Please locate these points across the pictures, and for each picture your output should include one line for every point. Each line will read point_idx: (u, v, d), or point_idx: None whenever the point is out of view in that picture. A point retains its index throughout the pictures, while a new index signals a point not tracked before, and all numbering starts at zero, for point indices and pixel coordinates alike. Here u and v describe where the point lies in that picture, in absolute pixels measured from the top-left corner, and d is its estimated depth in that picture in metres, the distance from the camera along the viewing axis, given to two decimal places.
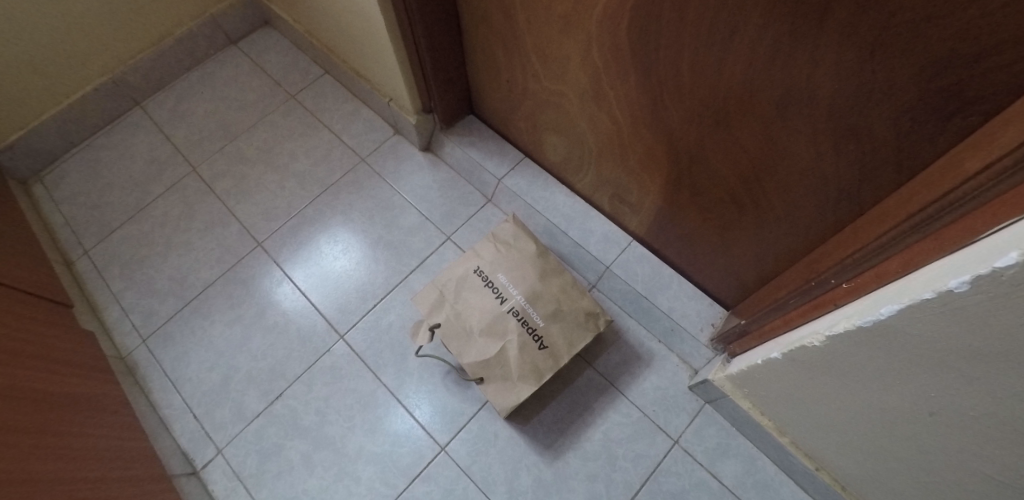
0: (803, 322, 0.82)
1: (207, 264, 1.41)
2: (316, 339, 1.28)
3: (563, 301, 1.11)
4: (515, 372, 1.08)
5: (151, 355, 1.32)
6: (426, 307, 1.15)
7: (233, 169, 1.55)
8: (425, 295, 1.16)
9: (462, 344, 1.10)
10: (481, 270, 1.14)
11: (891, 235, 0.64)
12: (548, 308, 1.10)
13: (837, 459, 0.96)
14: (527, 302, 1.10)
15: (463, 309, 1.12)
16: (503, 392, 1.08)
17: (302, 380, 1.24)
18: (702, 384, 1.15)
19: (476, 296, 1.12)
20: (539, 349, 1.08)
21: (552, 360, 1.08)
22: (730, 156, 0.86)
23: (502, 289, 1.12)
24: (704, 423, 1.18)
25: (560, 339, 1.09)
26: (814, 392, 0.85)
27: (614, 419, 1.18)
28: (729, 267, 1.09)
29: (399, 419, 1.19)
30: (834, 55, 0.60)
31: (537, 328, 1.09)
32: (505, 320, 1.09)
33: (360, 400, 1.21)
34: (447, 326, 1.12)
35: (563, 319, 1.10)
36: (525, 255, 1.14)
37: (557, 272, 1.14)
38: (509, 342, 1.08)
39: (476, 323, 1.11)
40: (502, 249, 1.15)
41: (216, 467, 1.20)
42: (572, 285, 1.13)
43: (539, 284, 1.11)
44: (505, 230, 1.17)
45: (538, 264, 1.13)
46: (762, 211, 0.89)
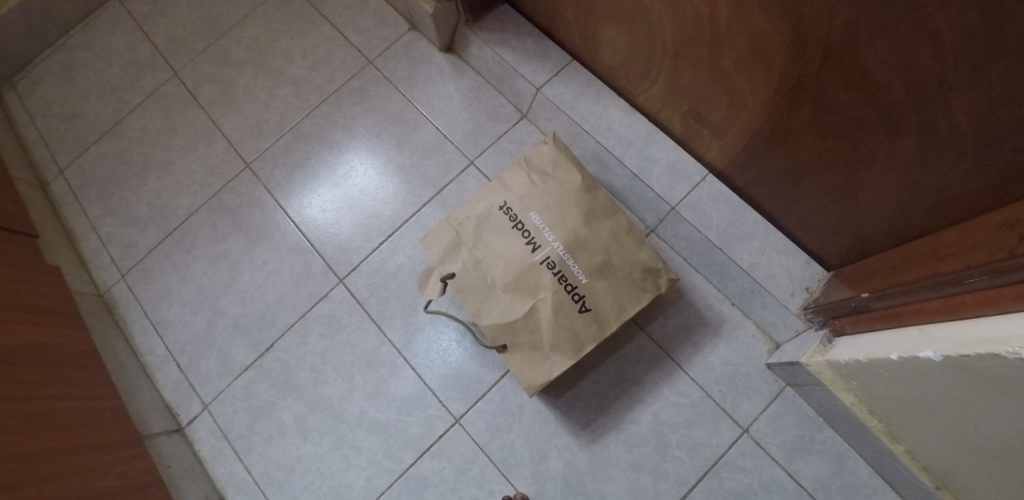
0: (995, 315, 0.54)
1: (189, 189, 1.21)
2: (312, 283, 1.08)
3: (614, 251, 0.85)
4: (548, 341, 0.84)
5: (131, 293, 1.16)
6: (437, 252, 0.91)
7: (219, 74, 1.29)
8: (436, 236, 0.91)
9: (482, 302, 0.87)
10: (508, 207, 0.88)
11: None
12: (594, 261, 0.84)
13: (985, 493, 0.69)
14: (566, 251, 0.84)
15: (483, 256, 0.88)
16: (532, 365, 0.85)
17: (295, 331, 1.06)
18: (789, 366, 0.89)
19: (501, 240, 0.87)
20: (580, 312, 0.84)
21: (596, 328, 0.84)
22: (897, 51, 0.55)
23: (534, 233, 0.86)
24: (782, 410, 0.94)
25: (608, 301, 0.84)
26: (982, 417, 0.57)
27: (668, 398, 0.95)
28: (851, 215, 0.80)
29: (406, 383, 1.00)
30: None
31: (579, 286, 0.84)
32: (537, 274, 0.85)
33: (361, 357, 1.02)
34: (464, 278, 0.88)
35: (613, 276, 0.84)
36: (566, 190, 0.87)
37: (608, 213, 0.86)
38: (541, 302, 0.84)
39: (499, 276, 0.86)
40: (537, 181, 0.88)
41: (202, 424, 1.05)
42: (627, 231, 0.86)
43: (584, 228, 0.85)
44: (541, 156, 0.89)
45: (583, 202, 0.86)
46: (932, 139, 0.59)
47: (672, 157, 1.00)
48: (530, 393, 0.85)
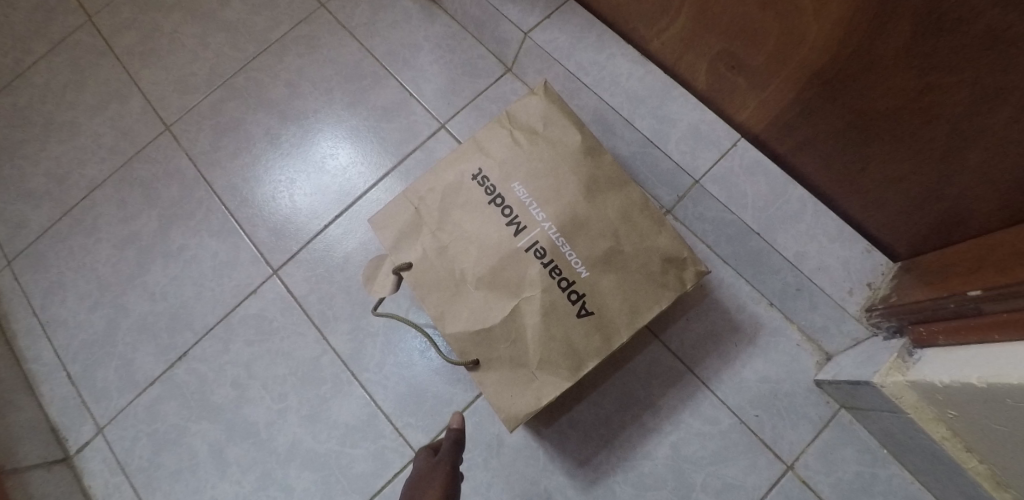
0: None
1: (95, 156, 0.97)
2: (239, 275, 0.85)
3: (624, 235, 0.63)
4: (535, 357, 0.63)
5: (16, 284, 0.92)
6: (390, 237, 0.69)
7: (139, 17, 1.04)
8: (388, 216, 0.69)
9: (448, 304, 0.65)
10: (484, 176, 0.66)
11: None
12: (597, 248, 0.62)
13: None
14: (560, 235, 0.62)
15: (450, 241, 0.66)
16: (515, 389, 0.63)
17: (215, 335, 0.83)
18: (851, 387, 0.68)
19: (474, 220, 0.65)
20: (580, 318, 0.62)
21: (601, 339, 0.63)
22: None
23: (518, 210, 0.64)
24: (835, 441, 0.73)
25: (616, 303, 0.62)
26: None
27: (690, 426, 0.74)
28: (945, 186, 0.58)
29: (354, 405, 0.77)
30: None
31: (578, 282, 0.62)
32: (521, 266, 0.63)
33: (297, 371, 0.80)
34: (425, 270, 0.66)
35: (623, 269, 0.63)
36: (561, 154, 0.65)
37: (616, 185, 0.64)
38: (526, 303, 0.63)
39: (471, 268, 0.64)
40: (522, 141, 0.66)
41: (95, 452, 0.82)
42: (642, 209, 0.64)
43: (584, 204, 0.63)
44: (530, 109, 0.67)
45: (584, 169, 0.64)
46: None
47: (695, 118, 0.78)
48: (510, 428, 0.63)
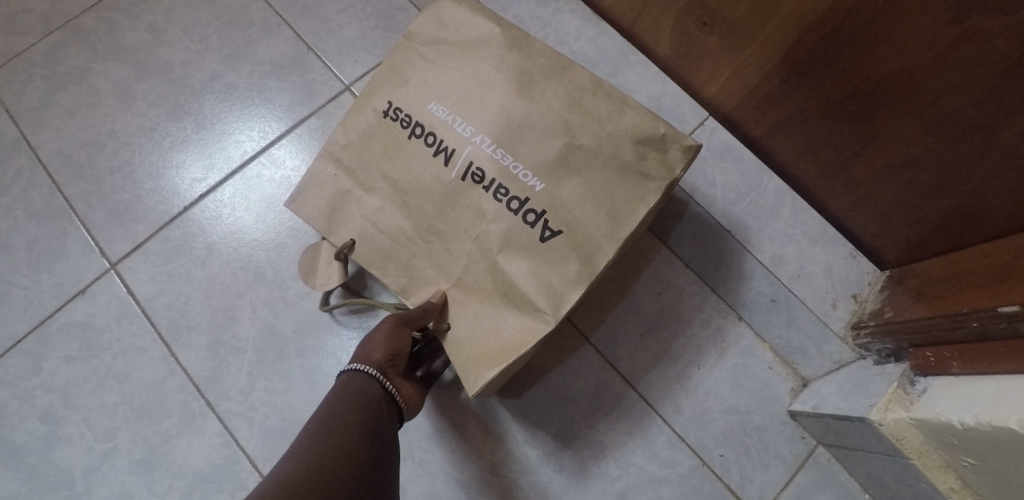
0: None
1: None
2: (61, 270, 0.64)
3: (579, 126, 0.46)
4: (497, 301, 0.47)
5: None
6: (319, 219, 0.52)
7: None
8: (309, 199, 0.52)
9: (404, 271, 0.51)
10: (396, 109, 0.50)
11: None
12: (549, 151, 0.46)
13: None
14: (498, 147, 0.47)
15: (394, 196, 0.50)
16: (478, 344, 0.47)
17: (22, 349, 0.62)
18: (838, 422, 0.53)
19: (401, 165, 0.50)
20: (544, 241, 0.45)
21: (579, 263, 0.45)
22: None
23: (441, 134, 0.49)
24: (812, 489, 0.58)
25: (589, 215, 0.45)
26: None
27: (640, 469, 0.59)
28: (963, 168, 0.47)
29: (207, 444, 0.59)
30: None
31: (533, 199, 0.46)
32: (463, 203, 0.48)
33: (132, 399, 0.60)
34: (370, 243, 0.51)
35: (588, 169, 0.46)
36: (480, 56, 0.49)
37: (555, 72, 0.48)
38: (476, 246, 0.48)
39: (420, 223, 0.49)
40: (432, 58, 0.50)
41: None
42: (593, 91, 0.47)
43: (518, 104, 0.47)
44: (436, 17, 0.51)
45: (511, 63, 0.48)
46: None
47: (655, 90, 0.65)
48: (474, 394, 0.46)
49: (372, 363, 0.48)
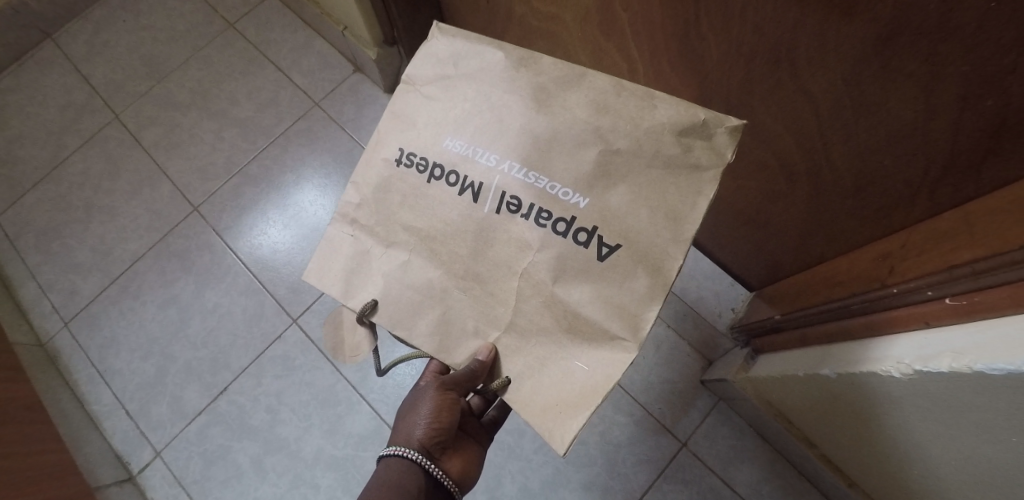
0: (872, 335, 0.61)
1: (134, 233, 1.18)
2: (265, 325, 1.09)
3: (608, 130, 0.48)
4: (563, 338, 0.48)
5: (76, 341, 1.13)
6: (337, 282, 0.56)
7: (162, 116, 1.27)
8: (323, 261, 0.57)
9: (438, 323, 0.52)
10: (408, 154, 0.55)
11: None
12: (585, 164, 0.48)
13: (876, 480, 0.75)
14: (528, 170, 0.50)
15: (413, 242, 0.54)
16: (554, 393, 0.48)
17: (249, 373, 1.07)
18: (718, 382, 0.95)
19: (427, 208, 0.53)
20: (603, 259, 0.47)
21: (648, 275, 0.47)
22: (786, 109, 0.61)
23: (464, 170, 0.52)
24: (716, 423, 1.00)
25: (644, 223, 0.47)
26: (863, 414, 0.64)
27: (613, 418, 1.02)
28: (765, 244, 0.87)
29: (362, 418, 1.02)
30: None
31: (579, 219, 0.48)
32: (501, 234, 0.51)
33: (317, 395, 1.04)
34: (393, 300, 0.54)
35: (630, 173, 0.47)
36: (489, 84, 0.53)
37: (570, 82, 0.50)
38: (525, 282, 0.49)
39: (456, 271, 0.52)
40: (436, 95, 0.55)
41: (154, 472, 1.04)
42: (616, 94, 0.49)
43: (540, 122, 0.50)
44: (432, 59, 0.56)
45: (524, 82, 0.52)
46: (823, 182, 0.65)
47: None
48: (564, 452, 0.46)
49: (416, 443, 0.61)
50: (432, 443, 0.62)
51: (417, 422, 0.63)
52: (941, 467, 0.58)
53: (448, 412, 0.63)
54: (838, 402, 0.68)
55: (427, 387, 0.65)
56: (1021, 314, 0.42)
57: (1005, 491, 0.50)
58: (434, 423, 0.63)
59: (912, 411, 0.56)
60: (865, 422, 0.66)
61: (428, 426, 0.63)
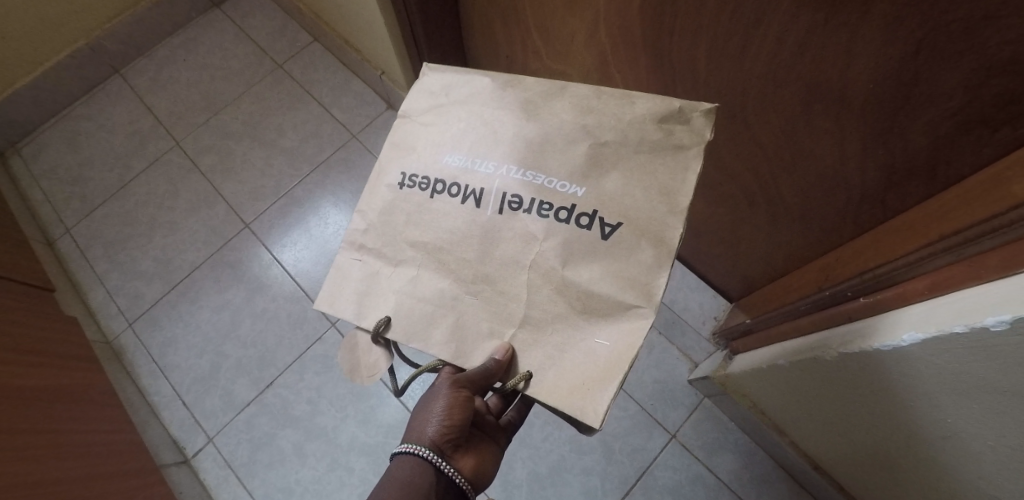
0: (814, 331, 0.77)
1: (193, 246, 1.36)
2: (307, 328, 1.26)
3: (596, 127, 0.52)
4: (578, 319, 0.50)
5: (138, 340, 1.29)
6: (349, 306, 0.58)
7: (218, 144, 1.45)
8: (334, 289, 0.59)
9: (452, 329, 0.54)
10: (410, 176, 0.59)
11: (992, 222, 0.48)
12: (577, 158, 0.52)
13: (833, 458, 0.89)
14: (525, 170, 0.53)
15: (421, 254, 0.56)
16: (578, 372, 0.49)
17: (293, 369, 1.23)
18: (702, 379, 1.11)
19: (433, 223, 0.56)
20: (608, 238, 0.50)
21: (652, 246, 0.49)
22: (744, 153, 0.78)
23: (465, 181, 0.56)
24: (701, 418, 1.14)
25: (641, 202, 0.50)
26: (813, 397, 0.79)
27: (611, 412, 1.16)
28: (738, 261, 1.03)
29: (392, 409, 1.18)
30: (874, 71, 0.54)
31: (580, 205, 0.51)
32: (507, 232, 0.53)
33: (352, 390, 1.20)
34: (406, 315, 0.55)
35: (621, 161, 0.51)
36: (481, 103, 0.57)
37: (553, 93, 0.55)
38: (533, 273, 0.52)
39: (466, 276, 0.54)
40: (431, 120, 0.60)
41: (207, 456, 1.18)
42: (597, 97, 0.53)
43: (533, 127, 0.54)
44: (426, 92, 0.61)
45: (512, 98, 0.56)
46: (776, 210, 0.82)
47: None
48: (598, 425, 0.47)
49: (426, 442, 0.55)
50: (446, 443, 0.56)
51: (430, 418, 0.56)
52: (871, 435, 0.73)
53: (463, 411, 0.55)
54: (795, 389, 0.83)
55: (445, 380, 0.57)
56: (909, 305, 0.58)
57: (916, 446, 0.65)
58: (446, 420, 0.56)
59: (841, 387, 0.71)
60: (815, 405, 0.81)
61: (442, 425, 0.56)
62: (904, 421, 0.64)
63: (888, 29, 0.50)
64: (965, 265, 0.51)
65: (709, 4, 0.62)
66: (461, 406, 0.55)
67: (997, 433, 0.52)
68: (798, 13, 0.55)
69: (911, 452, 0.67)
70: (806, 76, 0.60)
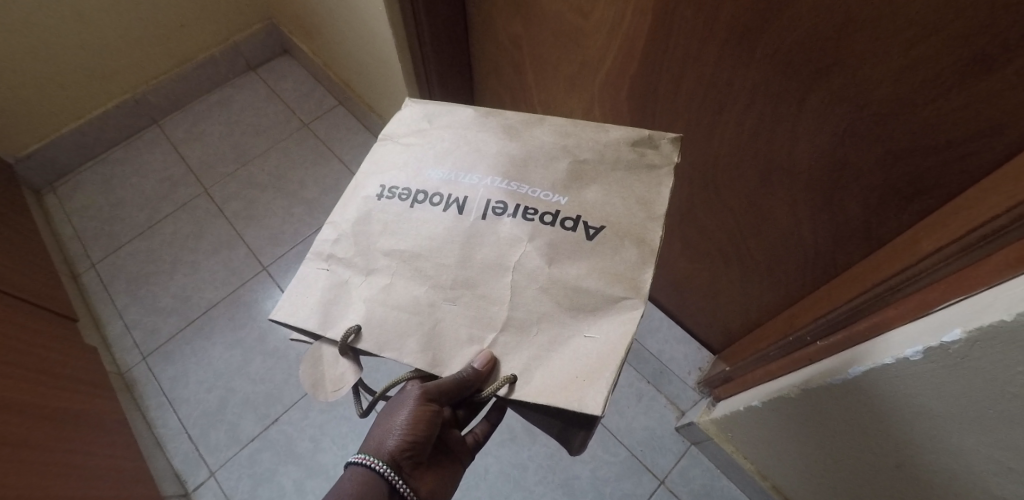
0: (780, 375, 0.85)
1: (212, 285, 1.45)
2: None
3: (576, 147, 0.56)
4: (566, 317, 0.50)
5: (150, 372, 1.35)
6: (312, 314, 0.54)
7: (243, 193, 1.58)
8: (296, 300, 0.55)
9: (427, 335, 0.52)
10: (389, 188, 0.59)
11: (906, 273, 0.60)
12: (559, 173, 0.55)
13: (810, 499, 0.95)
14: (507, 180, 0.56)
15: (394, 260, 0.55)
16: (570, 369, 0.48)
17: (299, 406, 1.28)
18: (688, 426, 1.17)
19: (410, 231, 0.55)
20: (592, 238, 0.52)
21: (636, 245, 0.52)
22: (716, 214, 0.90)
23: (446, 191, 0.57)
24: (689, 465, 1.20)
25: (620, 210, 0.53)
26: (784, 437, 0.87)
27: (603, 457, 1.22)
28: (718, 314, 1.13)
29: None
30: (813, 150, 0.67)
31: (564, 210, 0.53)
32: (490, 237, 0.53)
33: (355, 428, 1.25)
34: (377, 322, 0.53)
35: (600, 175, 0.54)
36: (462, 128, 0.60)
37: (533, 122, 0.58)
38: (518, 274, 0.52)
39: (444, 281, 0.53)
40: (410, 143, 0.62)
41: (207, 490, 1.21)
42: (573, 124, 0.57)
43: (516, 146, 0.57)
44: (406, 120, 0.64)
45: (495, 123, 0.60)
46: (747, 265, 0.93)
47: None
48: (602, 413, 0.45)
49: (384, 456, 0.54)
50: (403, 457, 0.55)
51: (391, 430, 0.55)
52: (835, 470, 0.80)
53: (425, 425, 0.54)
54: (768, 431, 0.90)
55: (411, 389, 0.56)
56: (850, 345, 0.68)
57: (874, 477, 0.73)
58: (408, 435, 0.54)
59: (805, 424, 0.79)
60: (787, 445, 0.88)
61: (402, 437, 0.54)
62: (862, 453, 0.72)
63: (820, 118, 0.63)
64: (893, 309, 0.62)
65: (682, 91, 0.76)
66: (422, 419, 0.54)
67: (933, 454, 0.61)
68: (753, 101, 0.69)
69: (869, 482, 0.75)
70: (763, 151, 0.73)
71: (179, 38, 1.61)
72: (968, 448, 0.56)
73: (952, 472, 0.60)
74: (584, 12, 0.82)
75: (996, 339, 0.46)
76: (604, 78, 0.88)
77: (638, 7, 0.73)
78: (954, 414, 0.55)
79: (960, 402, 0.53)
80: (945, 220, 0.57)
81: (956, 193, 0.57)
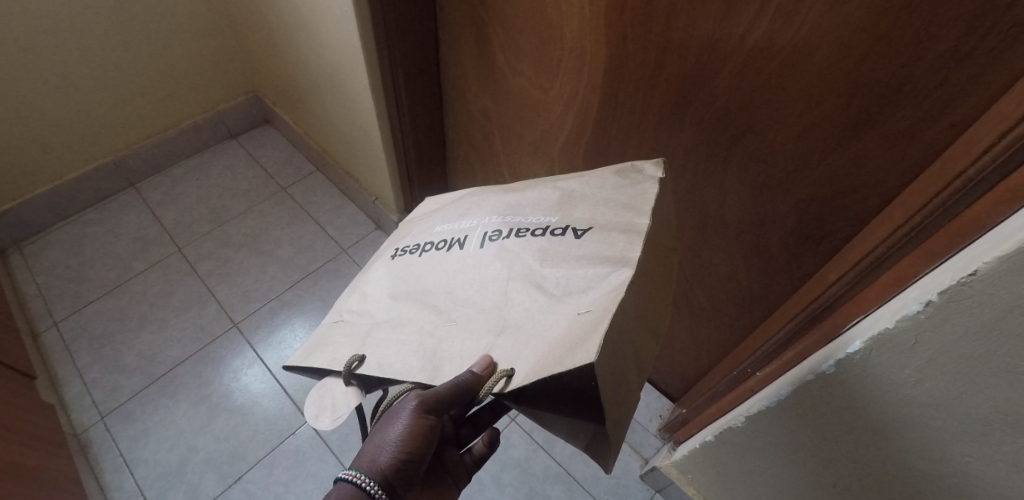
0: (725, 410, 0.93)
1: (178, 343, 1.45)
2: (282, 424, 1.32)
3: (564, 182, 0.62)
4: (559, 306, 0.49)
5: (107, 433, 1.30)
6: (323, 356, 0.60)
7: (217, 252, 1.62)
8: (313, 348, 0.62)
9: (427, 352, 0.53)
10: (402, 248, 0.66)
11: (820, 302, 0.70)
12: (549, 200, 0.60)
13: None
14: (503, 214, 0.61)
15: (403, 300, 0.59)
16: (560, 346, 0.45)
17: (263, 464, 1.26)
18: (652, 472, 1.21)
19: (417, 274, 0.60)
20: (580, 237, 0.53)
21: (625, 234, 0.51)
22: None
23: (453, 234, 0.63)
24: None
25: (610, 215, 0.54)
26: (737, 471, 0.93)
27: None
28: (673, 360, 1.21)
29: None
30: (738, 201, 0.79)
31: (554, 224, 0.56)
32: (486, 259, 0.57)
33: (322, 484, 1.24)
34: (379, 351, 0.55)
35: (586, 198, 0.58)
36: (468, 197, 0.69)
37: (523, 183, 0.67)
38: (513, 285, 0.53)
39: (442, 306, 0.56)
40: (423, 219, 0.71)
41: None
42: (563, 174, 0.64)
43: (511, 194, 0.64)
44: (426, 209, 0.75)
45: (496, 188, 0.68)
46: (695, 309, 1.03)
47: None
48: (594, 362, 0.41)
49: (374, 472, 0.56)
50: (395, 474, 0.57)
51: (384, 446, 0.57)
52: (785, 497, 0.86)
53: (417, 440, 0.56)
54: (722, 466, 0.96)
55: (407, 402, 0.57)
56: (780, 371, 0.77)
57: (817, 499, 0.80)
58: (399, 450, 0.56)
59: (753, 452, 0.86)
60: (741, 479, 0.94)
61: (394, 454, 0.56)
62: (805, 474, 0.79)
63: (741, 174, 0.76)
64: (812, 334, 0.71)
65: (629, 153, 0.89)
66: (413, 433, 0.56)
67: (861, 467, 0.69)
68: (687, 161, 0.81)
69: None
70: (699, 204, 0.85)
71: (165, 106, 1.71)
72: (885, 455, 0.64)
73: (878, 481, 0.68)
74: (543, 89, 0.95)
75: (883, 347, 0.55)
76: (562, 144, 1.01)
77: (588, 85, 0.86)
78: (867, 423, 0.63)
79: (868, 410, 0.62)
80: (845, 255, 0.69)
81: (852, 234, 0.69)
